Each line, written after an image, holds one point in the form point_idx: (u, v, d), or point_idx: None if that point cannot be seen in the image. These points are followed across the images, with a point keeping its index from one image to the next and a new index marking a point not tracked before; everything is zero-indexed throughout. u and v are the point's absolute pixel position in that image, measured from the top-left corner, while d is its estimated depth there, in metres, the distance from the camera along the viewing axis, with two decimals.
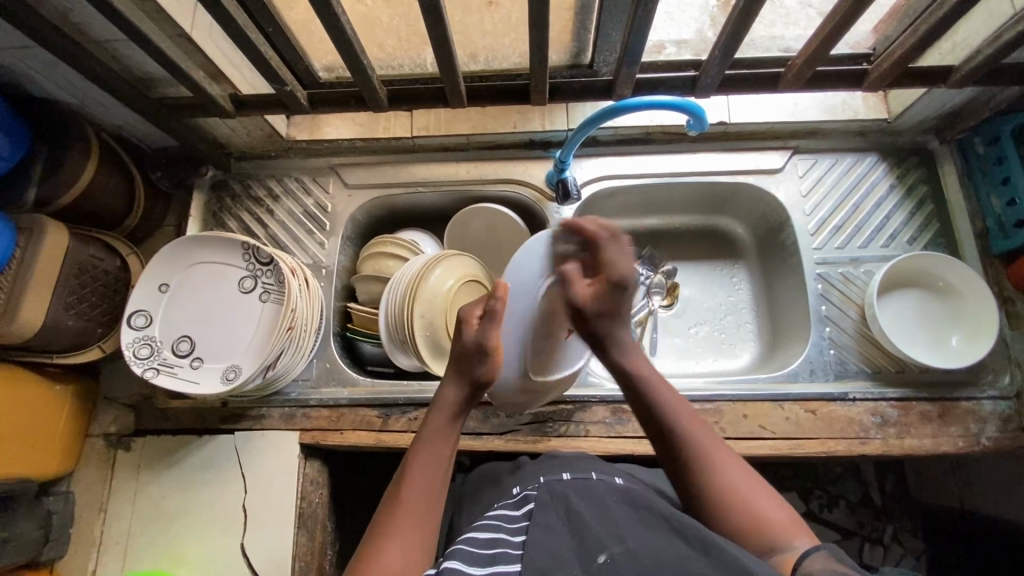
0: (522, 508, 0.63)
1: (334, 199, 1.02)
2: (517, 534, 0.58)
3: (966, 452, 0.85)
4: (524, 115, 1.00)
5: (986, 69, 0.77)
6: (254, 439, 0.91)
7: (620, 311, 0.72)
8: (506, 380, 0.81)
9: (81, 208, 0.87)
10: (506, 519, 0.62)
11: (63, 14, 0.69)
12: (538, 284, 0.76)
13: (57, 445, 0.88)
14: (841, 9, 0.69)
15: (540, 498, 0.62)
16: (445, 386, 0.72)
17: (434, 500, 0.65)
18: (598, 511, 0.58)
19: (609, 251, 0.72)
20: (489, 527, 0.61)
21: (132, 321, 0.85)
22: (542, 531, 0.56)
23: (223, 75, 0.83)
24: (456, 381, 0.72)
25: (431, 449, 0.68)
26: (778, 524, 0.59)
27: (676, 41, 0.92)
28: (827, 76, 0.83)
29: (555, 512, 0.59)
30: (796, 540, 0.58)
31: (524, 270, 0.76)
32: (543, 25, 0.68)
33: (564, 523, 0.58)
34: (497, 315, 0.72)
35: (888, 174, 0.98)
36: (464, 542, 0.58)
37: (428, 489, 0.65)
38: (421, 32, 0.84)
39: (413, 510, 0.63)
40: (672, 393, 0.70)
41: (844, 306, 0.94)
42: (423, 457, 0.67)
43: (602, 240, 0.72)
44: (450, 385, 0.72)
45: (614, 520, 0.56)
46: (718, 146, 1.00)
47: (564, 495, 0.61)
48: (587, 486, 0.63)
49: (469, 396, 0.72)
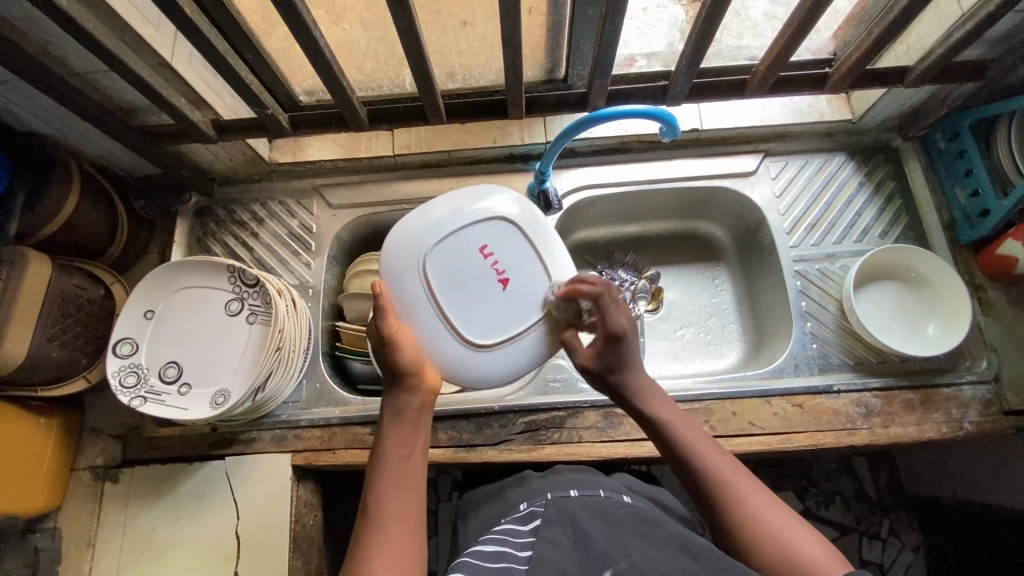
0: (529, 522, 0.64)
1: (319, 219, 1.03)
2: (522, 547, 0.59)
3: (951, 437, 0.87)
4: (503, 130, 1.03)
5: (941, 67, 0.80)
6: (246, 464, 0.90)
7: (622, 365, 0.71)
8: (449, 359, 0.71)
9: (64, 238, 0.87)
10: (512, 533, 0.63)
11: (42, 46, 0.69)
12: (432, 240, 0.71)
13: (40, 481, 0.86)
14: (798, 16, 0.72)
15: (547, 514, 0.64)
16: (388, 393, 0.69)
17: (408, 496, 0.62)
18: (605, 528, 0.59)
19: (608, 307, 0.70)
20: (496, 540, 0.62)
21: (118, 349, 0.84)
22: (548, 544, 0.58)
23: (204, 102, 0.84)
24: (390, 385, 0.69)
25: (393, 455, 0.64)
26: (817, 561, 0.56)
27: (647, 54, 0.96)
28: (790, 80, 0.87)
29: (562, 529, 0.60)
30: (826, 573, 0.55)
31: (410, 231, 0.71)
32: (515, 42, 0.71)
33: (571, 540, 0.59)
34: (384, 308, 0.69)
35: (856, 172, 1.02)
36: (472, 555, 0.59)
37: (398, 489, 0.62)
38: (399, 54, 0.87)
39: (387, 526, 0.59)
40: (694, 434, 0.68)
41: (823, 302, 0.96)
42: (388, 467, 0.64)
43: (600, 296, 0.70)
44: (386, 391, 0.69)
45: (620, 536, 0.58)
46: (692, 152, 1.03)
47: (571, 511, 0.63)
48: (593, 503, 0.65)
49: (405, 394, 0.68)
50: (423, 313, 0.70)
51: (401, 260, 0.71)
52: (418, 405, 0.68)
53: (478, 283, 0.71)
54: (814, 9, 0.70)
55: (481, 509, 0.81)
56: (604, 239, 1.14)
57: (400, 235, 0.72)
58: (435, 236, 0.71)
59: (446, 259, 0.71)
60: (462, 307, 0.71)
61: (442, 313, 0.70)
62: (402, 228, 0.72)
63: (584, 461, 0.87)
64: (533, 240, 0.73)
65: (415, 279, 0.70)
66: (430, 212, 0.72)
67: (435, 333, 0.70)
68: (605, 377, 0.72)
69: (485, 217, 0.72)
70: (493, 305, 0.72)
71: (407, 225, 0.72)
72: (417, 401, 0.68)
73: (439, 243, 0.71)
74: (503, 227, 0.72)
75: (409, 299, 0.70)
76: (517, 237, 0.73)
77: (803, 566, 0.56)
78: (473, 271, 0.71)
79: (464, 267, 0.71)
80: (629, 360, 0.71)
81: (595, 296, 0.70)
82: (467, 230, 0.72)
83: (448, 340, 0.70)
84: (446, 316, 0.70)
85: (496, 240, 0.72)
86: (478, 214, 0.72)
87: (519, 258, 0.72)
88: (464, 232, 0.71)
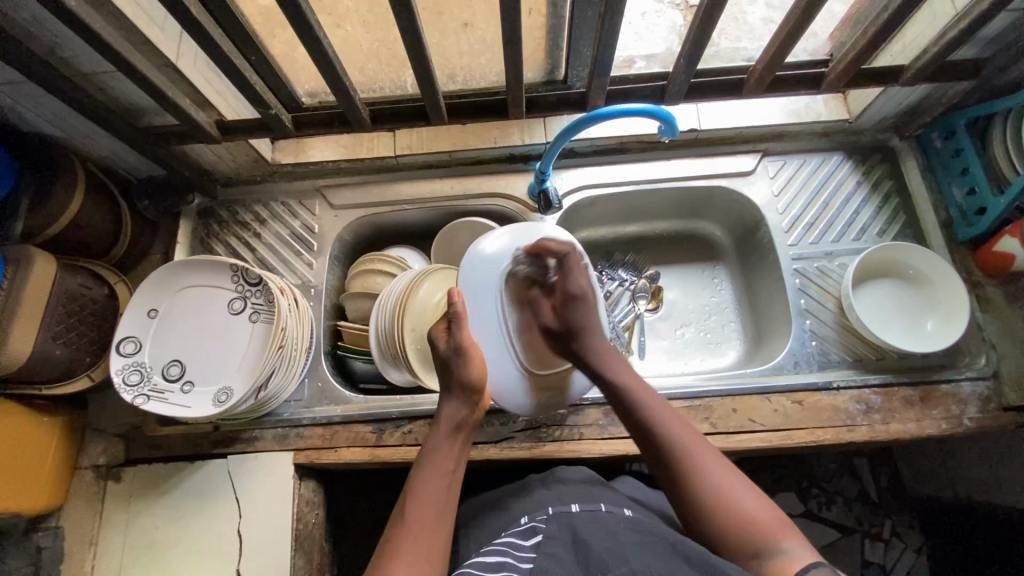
0: (530, 538, 0.64)
1: (321, 220, 1.04)
2: (524, 560, 0.59)
3: (951, 434, 0.88)
4: (503, 131, 1.04)
5: (935, 66, 0.81)
6: (248, 463, 0.90)
7: (582, 328, 0.80)
8: (510, 380, 0.81)
9: (69, 238, 0.88)
10: (513, 546, 0.63)
11: (50, 48, 0.71)
12: (503, 270, 0.82)
13: (44, 479, 0.86)
14: (792, 18, 0.73)
15: (549, 530, 0.64)
16: (450, 403, 0.74)
17: (443, 513, 0.65)
18: (606, 539, 0.60)
19: (574, 271, 0.82)
20: (497, 552, 0.62)
21: (122, 348, 0.84)
22: (549, 559, 0.58)
23: (209, 102, 0.85)
24: (452, 396, 0.74)
25: (438, 465, 0.69)
26: (763, 525, 0.59)
27: (646, 56, 0.98)
28: (786, 80, 0.88)
29: (563, 544, 0.61)
30: (785, 541, 0.57)
31: (483, 260, 0.81)
32: (516, 42, 0.72)
33: (572, 553, 0.59)
34: (461, 320, 0.75)
35: (854, 171, 1.03)
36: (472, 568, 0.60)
37: (434, 502, 0.65)
38: (401, 56, 0.89)
39: (423, 528, 0.62)
40: (652, 395, 0.73)
41: (822, 300, 0.97)
42: (430, 473, 0.68)
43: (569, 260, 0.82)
44: (448, 400, 0.74)
45: (619, 545, 0.58)
46: (690, 152, 1.04)
47: (571, 525, 0.64)
48: (594, 516, 0.65)
49: (468, 410, 0.74)
50: (491, 337, 0.80)
51: (471, 286, 0.81)
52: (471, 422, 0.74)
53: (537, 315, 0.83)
54: (810, 9, 0.71)
55: (480, 522, 0.80)
56: (604, 239, 1.15)
57: (473, 262, 0.81)
58: (494, 268, 0.81)
59: (512, 290, 0.82)
60: (523, 336, 0.82)
61: (506, 337, 0.81)
62: (469, 262, 0.81)
63: (586, 459, 0.87)
64: (586, 287, 0.86)
65: (487, 299, 0.81)
66: (494, 252, 0.82)
67: (501, 359, 0.80)
68: (567, 339, 0.81)
69: (544, 253, 0.84)
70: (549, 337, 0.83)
71: (472, 260, 0.81)
72: (471, 422, 0.74)
73: (507, 274, 0.82)
74: (559, 270, 0.85)
75: (480, 322, 0.80)
76: (572, 276, 0.85)
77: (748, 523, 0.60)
78: (533, 305, 0.83)
79: (527, 299, 0.83)
80: (589, 326, 0.80)
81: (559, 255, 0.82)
82: (535, 268, 0.83)
83: (508, 361, 0.80)
84: (511, 341, 0.81)
85: (554, 279, 0.85)
86: (540, 257, 0.84)
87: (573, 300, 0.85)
88: (525, 267, 0.83)
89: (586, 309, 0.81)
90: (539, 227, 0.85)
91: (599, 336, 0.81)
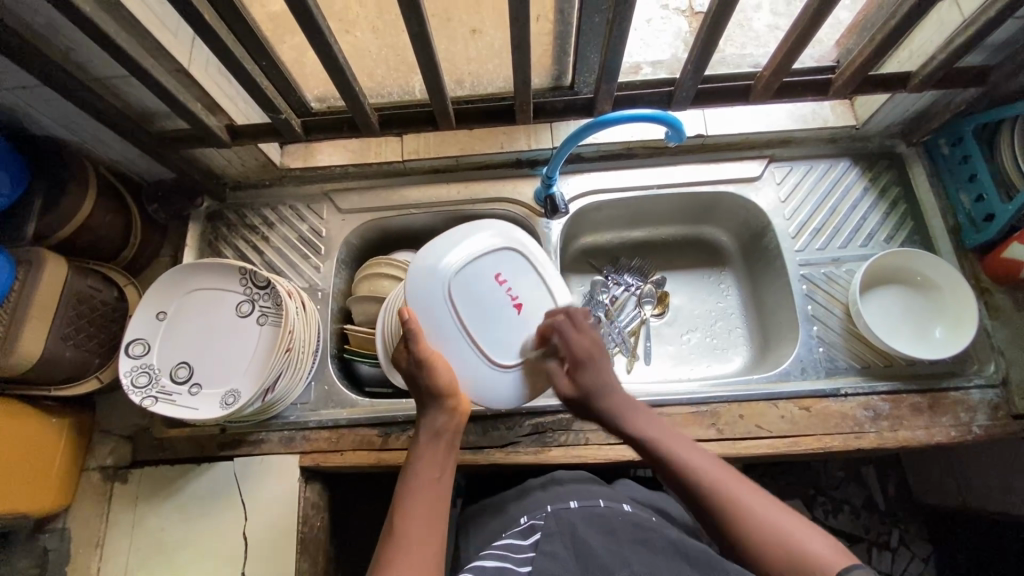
0: (529, 537, 0.64)
1: (328, 223, 1.05)
2: (523, 563, 0.58)
3: (960, 441, 0.87)
4: (510, 136, 1.05)
5: (942, 73, 0.81)
6: (254, 466, 0.91)
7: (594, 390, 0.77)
8: (479, 379, 0.78)
9: (80, 241, 0.89)
10: (512, 548, 0.62)
11: (64, 53, 0.72)
12: (452, 268, 0.78)
13: (52, 480, 0.87)
14: (799, 26, 0.74)
15: (547, 528, 0.63)
16: (429, 413, 0.73)
17: (436, 521, 0.65)
18: (605, 538, 0.60)
19: (571, 333, 0.78)
20: (496, 556, 0.61)
21: (131, 350, 0.85)
22: (549, 559, 0.58)
23: (220, 107, 0.86)
24: (428, 407, 0.73)
25: (426, 471, 0.69)
26: (809, 550, 0.56)
27: (652, 62, 0.99)
28: (794, 86, 0.88)
29: (562, 542, 0.60)
30: (832, 563, 0.55)
31: (432, 261, 0.78)
32: (525, 48, 0.72)
33: (571, 552, 0.59)
34: (417, 335, 0.71)
35: (861, 178, 1.03)
36: (471, 571, 0.58)
37: (427, 511, 0.65)
38: (409, 61, 0.91)
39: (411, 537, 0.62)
40: (673, 436, 0.72)
41: (829, 306, 0.96)
42: (418, 481, 0.68)
43: (563, 325, 0.79)
44: (425, 412, 0.73)
45: (619, 545, 0.59)
46: (697, 158, 1.04)
47: (570, 523, 0.63)
48: (593, 514, 0.65)
49: (447, 417, 0.72)
50: (451, 339, 0.77)
51: (421, 296, 0.77)
52: (454, 428, 0.73)
53: (497, 306, 0.80)
54: (818, 16, 0.71)
55: (482, 524, 0.80)
56: (609, 244, 1.15)
57: (422, 266, 0.78)
58: (442, 273, 0.77)
59: (465, 287, 0.78)
60: (485, 331, 0.78)
61: (468, 336, 0.77)
62: (416, 270, 0.78)
63: (592, 463, 0.87)
64: (541, 268, 0.84)
65: (441, 302, 0.77)
66: (444, 250, 0.78)
67: (467, 359, 0.77)
68: (585, 403, 0.77)
69: (496, 245, 0.81)
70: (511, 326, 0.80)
71: (422, 266, 0.78)
72: (453, 428, 0.73)
73: (458, 272, 0.78)
74: (512, 257, 0.82)
75: (438, 329, 0.76)
76: (525, 266, 0.83)
77: (794, 549, 0.57)
78: (492, 298, 0.80)
79: (483, 292, 0.79)
80: (603, 385, 0.77)
81: (556, 325, 0.79)
82: (487, 256, 0.80)
83: (473, 358, 0.77)
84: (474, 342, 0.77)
85: (509, 268, 0.82)
86: (493, 245, 0.80)
87: (529, 286, 0.82)
88: (477, 261, 0.79)
89: (592, 370, 0.77)
90: (496, 221, 0.83)
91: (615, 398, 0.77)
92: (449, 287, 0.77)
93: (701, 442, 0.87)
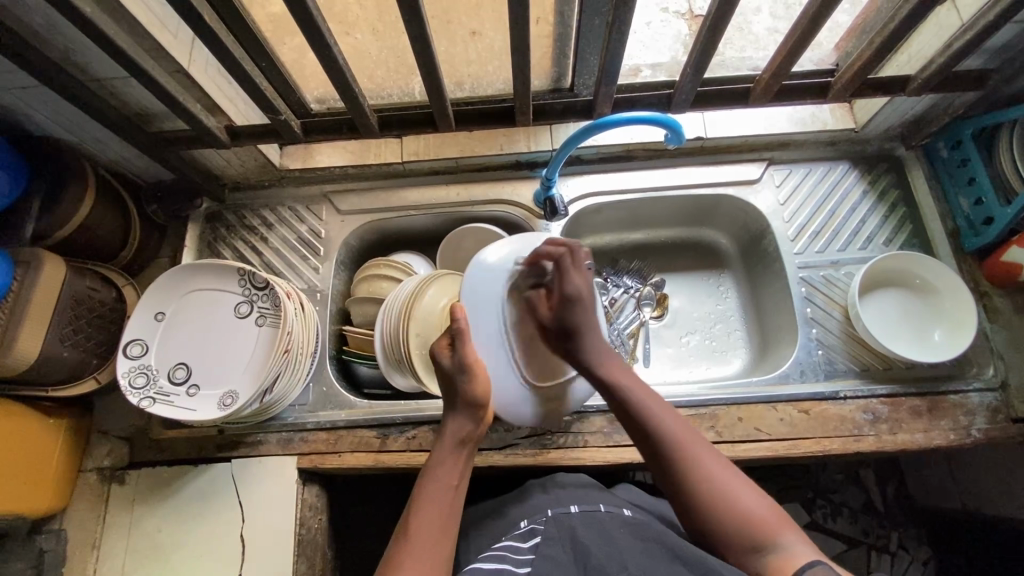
0: (529, 539, 0.64)
1: (328, 224, 1.05)
2: (522, 564, 0.59)
3: (959, 445, 0.87)
4: (509, 138, 1.05)
5: (941, 76, 0.82)
6: (252, 467, 0.90)
7: (577, 328, 0.75)
8: (510, 394, 0.79)
9: (78, 241, 0.89)
10: (512, 549, 0.63)
11: (64, 53, 0.72)
12: (509, 281, 0.80)
13: (49, 482, 0.87)
14: (798, 29, 0.74)
15: (547, 531, 0.63)
16: (456, 419, 0.72)
17: (446, 528, 0.65)
18: (604, 540, 0.60)
19: (569, 270, 0.77)
20: (496, 556, 0.62)
21: (128, 350, 0.85)
22: (548, 563, 0.58)
23: (219, 108, 0.86)
24: (457, 412, 0.73)
25: (441, 481, 0.68)
26: (760, 518, 0.61)
27: (651, 64, 1.00)
28: (793, 89, 0.88)
29: (561, 545, 0.61)
30: (784, 536, 0.59)
31: (489, 270, 0.80)
32: (524, 50, 0.72)
33: (571, 555, 0.59)
34: (463, 334, 0.73)
35: (860, 181, 1.03)
36: (470, 571, 0.59)
37: (439, 517, 0.65)
38: (409, 63, 0.91)
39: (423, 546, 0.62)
40: (641, 385, 0.73)
41: (828, 309, 0.96)
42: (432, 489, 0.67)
43: (563, 259, 0.78)
44: (451, 416, 0.73)
45: (617, 549, 0.59)
46: (697, 160, 1.04)
47: (570, 527, 0.63)
48: (592, 517, 0.65)
49: (474, 423, 0.72)
50: (494, 348, 0.78)
51: (479, 297, 0.79)
52: (475, 437, 0.73)
53: (543, 328, 0.81)
54: (816, 19, 0.72)
55: (480, 525, 0.80)
56: (609, 246, 1.15)
57: (481, 270, 0.79)
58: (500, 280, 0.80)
59: (517, 302, 0.80)
60: (526, 347, 0.80)
61: (510, 349, 0.79)
62: (474, 273, 0.79)
63: (590, 466, 0.87)
64: None
65: (493, 309, 0.79)
66: (503, 264, 0.80)
67: (503, 370, 0.78)
68: (561, 338, 0.76)
69: (549, 270, 0.83)
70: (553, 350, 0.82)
71: (479, 270, 0.79)
72: (476, 437, 0.73)
73: (514, 288, 0.80)
74: None
75: (485, 332, 0.78)
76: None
77: (744, 513, 0.61)
78: (540, 319, 0.81)
79: (533, 312, 0.81)
80: (586, 325, 0.76)
81: (555, 256, 0.79)
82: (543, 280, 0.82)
83: (509, 373, 0.78)
84: (514, 353, 0.79)
85: None
86: (548, 270, 0.82)
87: None
88: (533, 280, 0.81)
89: (580, 314, 0.76)
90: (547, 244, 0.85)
91: (591, 337, 0.76)
92: (503, 299, 0.79)
93: None
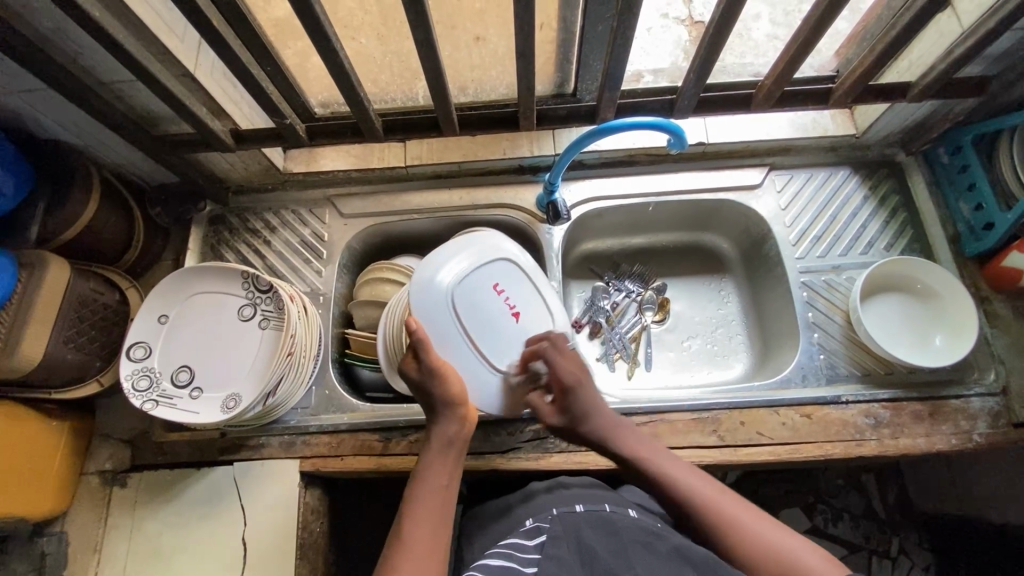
0: (534, 537, 0.63)
1: (331, 228, 1.05)
2: (529, 563, 0.59)
3: (960, 449, 0.87)
4: (512, 142, 1.05)
5: (942, 83, 0.82)
6: (254, 471, 0.90)
7: (584, 414, 0.78)
8: (483, 386, 0.79)
9: (82, 244, 0.89)
10: (517, 547, 0.62)
11: (71, 56, 0.72)
12: (454, 280, 0.78)
13: (51, 484, 0.86)
14: (800, 37, 0.74)
15: (552, 530, 0.63)
16: (440, 422, 0.72)
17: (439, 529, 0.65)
18: (609, 540, 0.60)
19: (555, 359, 0.79)
20: (501, 555, 0.61)
21: (131, 353, 0.85)
22: (555, 563, 0.58)
23: (225, 111, 0.86)
24: (439, 415, 0.73)
25: (432, 491, 0.68)
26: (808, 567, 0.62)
27: (653, 70, 1.00)
28: (794, 95, 0.88)
29: (567, 545, 0.60)
30: None
31: (431, 275, 0.77)
32: (528, 56, 0.73)
33: (576, 555, 0.59)
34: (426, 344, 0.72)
35: (861, 186, 1.03)
36: (477, 570, 0.58)
37: (432, 518, 0.65)
38: (413, 67, 0.92)
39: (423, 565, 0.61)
40: (662, 455, 0.75)
41: (830, 313, 0.97)
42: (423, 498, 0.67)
43: (547, 351, 0.79)
44: (435, 419, 0.73)
45: (623, 548, 0.59)
46: (699, 165, 1.05)
47: (576, 526, 0.63)
48: (597, 515, 0.65)
49: (458, 427, 0.72)
50: (456, 351, 0.77)
51: (428, 305, 0.77)
52: (465, 438, 0.73)
53: (497, 314, 0.80)
54: (818, 26, 0.72)
55: (484, 528, 0.80)
56: (610, 251, 1.16)
57: (421, 282, 0.77)
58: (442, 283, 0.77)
59: (468, 299, 0.79)
60: (487, 339, 0.79)
61: (471, 345, 0.78)
62: (416, 284, 0.77)
63: (593, 470, 0.87)
64: (533, 275, 0.84)
65: (445, 313, 0.77)
66: (443, 264, 0.78)
67: (470, 367, 0.78)
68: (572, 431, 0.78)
69: (489, 258, 0.81)
70: (511, 334, 0.81)
71: (422, 281, 0.77)
72: (463, 439, 0.73)
73: (460, 284, 0.78)
74: (509, 267, 0.83)
75: (441, 336, 0.77)
76: (520, 276, 0.83)
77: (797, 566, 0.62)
78: (492, 307, 0.80)
79: (483, 303, 0.80)
80: (590, 409, 0.78)
81: (540, 351, 0.79)
82: (485, 266, 0.80)
83: (478, 368, 0.79)
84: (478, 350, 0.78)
85: (507, 278, 0.82)
86: (489, 255, 0.81)
87: (523, 295, 0.83)
88: (477, 273, 0.80)
89: (582, 398, 0.78)
90: (482, 235, 0.83)
91: (601, 421, 0.78)
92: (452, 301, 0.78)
93: (703, 449, 0.87)
